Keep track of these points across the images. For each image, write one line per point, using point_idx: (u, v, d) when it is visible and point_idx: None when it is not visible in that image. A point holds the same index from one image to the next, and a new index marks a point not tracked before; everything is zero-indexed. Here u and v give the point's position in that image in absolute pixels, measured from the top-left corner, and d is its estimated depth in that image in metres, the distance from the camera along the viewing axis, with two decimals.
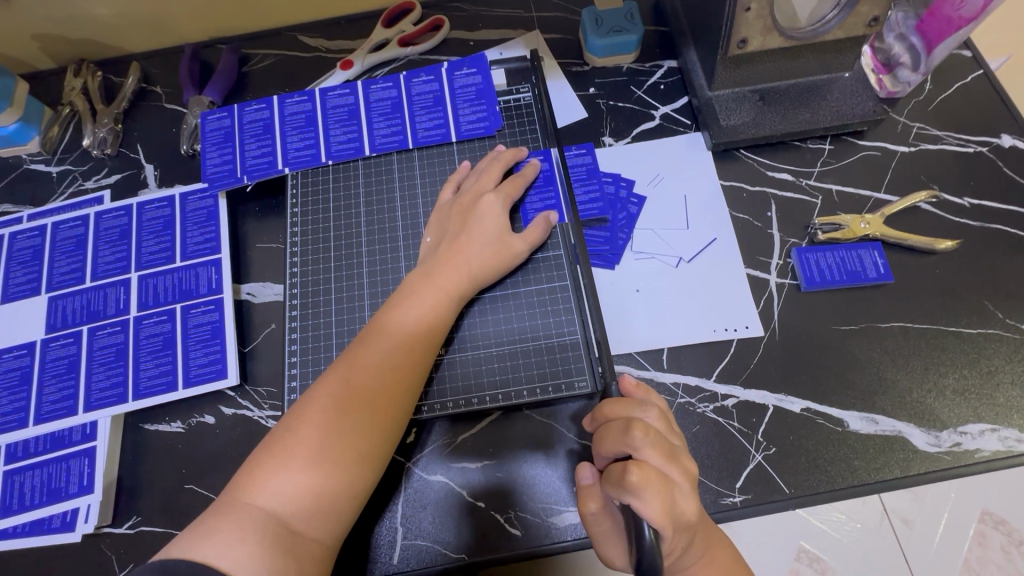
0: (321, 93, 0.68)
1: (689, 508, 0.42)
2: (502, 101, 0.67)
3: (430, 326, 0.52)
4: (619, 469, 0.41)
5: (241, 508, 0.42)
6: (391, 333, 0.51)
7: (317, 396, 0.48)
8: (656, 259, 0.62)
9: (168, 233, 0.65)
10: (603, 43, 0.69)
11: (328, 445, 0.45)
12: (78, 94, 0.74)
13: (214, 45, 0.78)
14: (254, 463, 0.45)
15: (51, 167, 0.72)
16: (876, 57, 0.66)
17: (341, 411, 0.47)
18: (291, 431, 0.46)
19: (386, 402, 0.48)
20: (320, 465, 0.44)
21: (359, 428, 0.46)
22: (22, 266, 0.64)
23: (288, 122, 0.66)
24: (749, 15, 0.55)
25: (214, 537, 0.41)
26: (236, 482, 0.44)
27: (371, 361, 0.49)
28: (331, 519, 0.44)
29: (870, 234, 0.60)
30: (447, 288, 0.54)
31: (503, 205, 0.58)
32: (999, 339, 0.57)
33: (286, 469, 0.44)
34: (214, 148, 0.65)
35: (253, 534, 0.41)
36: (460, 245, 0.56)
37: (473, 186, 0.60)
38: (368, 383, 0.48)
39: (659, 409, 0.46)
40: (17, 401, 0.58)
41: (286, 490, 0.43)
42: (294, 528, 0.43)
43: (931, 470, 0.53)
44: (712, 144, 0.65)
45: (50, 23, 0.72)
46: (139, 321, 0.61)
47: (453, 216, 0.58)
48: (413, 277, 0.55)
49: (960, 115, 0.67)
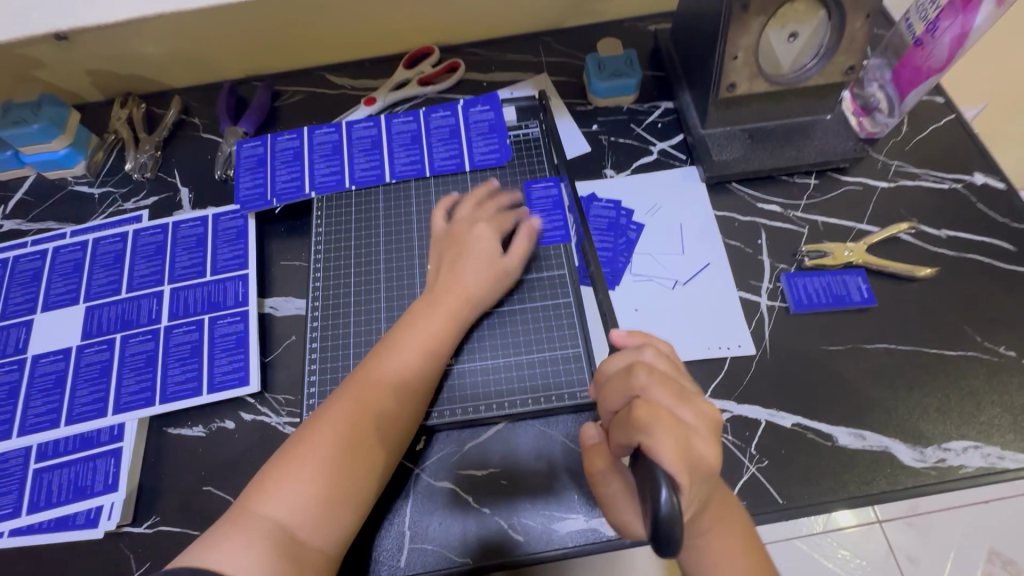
0: (346, 124, 0.74)
1: (708, 451, 0.41)
2: (512, 135, 0.73)
3: (435, 349, 0.56)
4: (628, 411, 0.42)
5: (250, 518, 0.46)
6: (398, 354, 0.55)
7: (328, 412, 0.52)
8: (653, 282, 0.66)
9: (200, 250, 0.69)
10: (605, 85, 0.76)
11: (335, 458, 0.49)
12: (123, 123, 0.81)
13: (250, 82, 0.86)
14: (263, 478, 0.48)
15: (93, 188, 0.78)
16: (856, 101, 0.73)
17: (347, 429, 0.50)
18: (302, 446, 0.49)
19: (391, 416, 0.52)
20: (325, 480, 0.48)
21: (365, 442, 0.50)
22: (63, 278, 0.69)
23: (317, 150, 0.72)
24: (737, 63, 0.62)
25: (225, 548, 0.44)
26: (246, 494, 0.48)
27: (380, 379, 0.53)
28: (335, 529, 0.47)
29: (853, 261, 0.65)
30: (452, 314, 0.58)
31: (494, 231, 0.63)
32: (978, 361, 0.60)
33: (292, 482, 0.47)
34: (248, 173, 0.71)
35: (261, 541, 0.44)
36: (463, 273, 0.60)
37: (464, 216, 0.65)
38: (374, 402, 0.52)
39: (658, 348, 0.47)
40: (51, 402, 0.61)
41: (291, 502, 0.47)
42: (299, 538, 0.46)
43: (917, 485, 0.55)
44: (706, 177, 0.71)
45: (104, 60, 0.80)
46: (169, 330, 0.65)
47: (448, 244, 0.63)
48: (421, 303, 0.59)
49: (935, 154, 0.73)
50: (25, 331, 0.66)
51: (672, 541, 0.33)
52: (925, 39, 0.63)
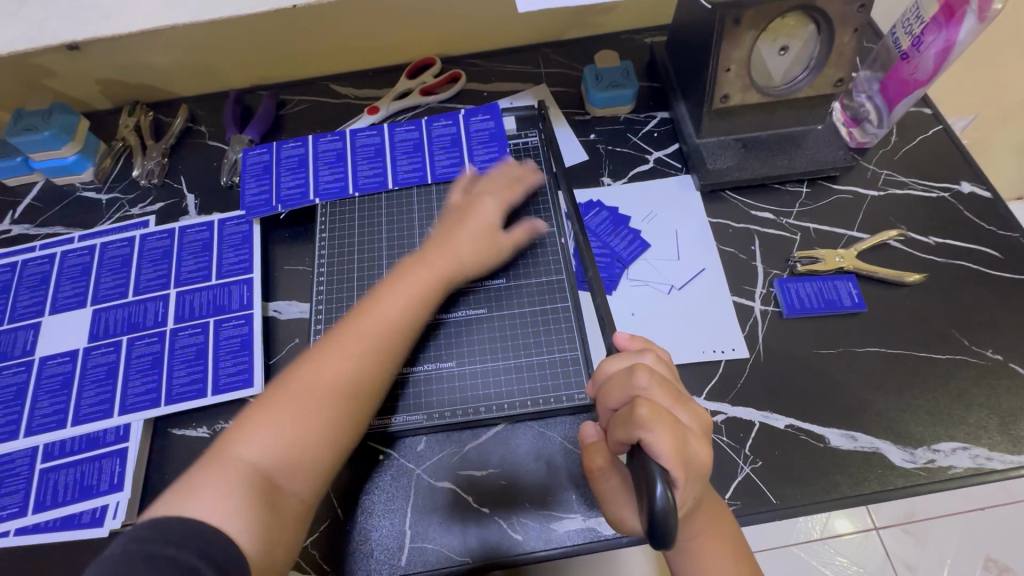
0: (350, 133, 0.76)
1: (701, 451, 0.43)
2: (512, 144, 0.75)
3: (415, 306, 0.57)
4: (628, 409, 0.43)
5: (228, 461, 0.46)
6: (377, 310, 0.56)
7: (308, 360, 0.53)
8: (649, 286, 0.68)
9: (206, 255, 0.71)
10: (603, 95, 0.78)
11: (313, 403, 0.50)
12: (131, 131, 0.82)
13: (255, 91, 0.88)
14: (241, 423, 0.49)
15: (101, 194, 0.79)
16: (846, 112, 0.74)
17: (325, 378, 0.51)
18: (282, 390, 0.51)
19: (369, 368, 0.53)
20: (303, 426, 0.49)
21: (342, 391, 0.51)
22: (70, 282, 0.70)
23: (321, 158, 0.74)
24: (729, 75, 0.65)
25: (202, 492, 0.44)
26: (223, 438, 0.49)
27: (360, 331, 0.54)
28: (312, 474, 0.49)
29: (844, 267, 0.66)
30: (435, 274, 0.60)
31: (499, 205, 0.66)
32: (967, 364, 0.61)
33: (270, 428, 0.49)
34: (253, 180, 0.73)
35: (237, 483, 0.45)
36: (453, 238, 0.63)
37: (478, 189, 0.68)
38: (353, 351, 0.53)
39: (657, 354, 0.48)
40: (58, 403, 0.63)
41: (268, 447, 0.48)
42: (276, 482, 0.47)
43: (907, 484, 0.56)
44: (701, 185, 0.72)
45: (113, 69, 0.82)
46: (175, 333, 0.66)
47: (453, 211, 0.66)
48: (406, 262, 0.61)
49: (923, 164, 0.75)
50: (33, 334, 0.67)
51: (667, 535, 0.35)
52: (910, 53, 0.65)
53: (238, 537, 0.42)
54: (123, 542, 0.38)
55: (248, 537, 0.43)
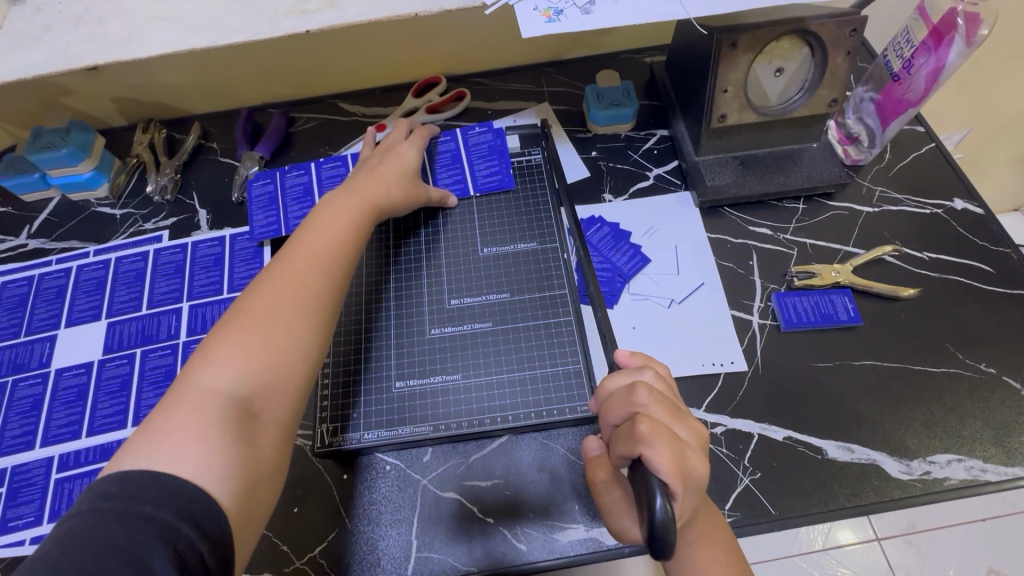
0: (352, 157, 0.78)
1: (699, 465, 0.44)
2: (516, 161, 0.78)
3: (353, 228, 0.59)
4: (629, 425, 0.44)
5: (194, 393, 0.44)
6: (315, 235, 0.57)
7: (256, 293, 0.51)
8: (650, 300, 0.69)
9: (218, 269, 0.73)
10: (604, 113, 0.80)
11: (271, 326, 0.49)
12: (145, 148, 0.85)
13: (266, 109, 0.90)
14: (200, 357, 0.47)
15: (115, 210, 0.81)
16: (840, 131, 0.77)
17: (282, 297, 0.51)
18: (234, 323, 0.49)
19: (321, 284, 0.53)
20: (267, 343, 0.48)
21: (299, 308, 0.51)
22: (86, 295, 0.72)
23: (325, 183, 0.76)
24: (727, 95, 0.67)
25: (172, 438, 0.42)
26: (178, 382, 0.46)
27: (302, 255, 0.55)
28: (286, 391, 0.48)
29: (840, 281, 0.68)
30: (367, 200, 0.62)
31: (416, 149, 0.71)
32: (961, 377, 0.63)
33: (231, 354, 0.47)
34: (261, 211, 0.75)
35: (209, 416, 0.43)
36: (380, 175, 0.65)
37: (388, 141, 0.72)
38: (302, 269, 0.54)
39: (656, 370, 0.50)
40: (73, 414, 0.64)
41: (232, 371, 0.46)
42: (254, 409, 0.46)
43: (904, 496, 0.58)
44: (700, 201, 0.74)
45: (129, 88, 0.84)
46: (188, 345, 0.68)
47: (375, 154, 0.69)
48: (335, 195, 0.62)
49: (917, 181, 0.77)
50: (49, 346, 0.69)
51: (667, 545, 0.36)
52: (902, 75, 0.67)
53: (217, 482, 0.41)
54: (92, 498, 0.37)
55: (232, 475, 0.42)
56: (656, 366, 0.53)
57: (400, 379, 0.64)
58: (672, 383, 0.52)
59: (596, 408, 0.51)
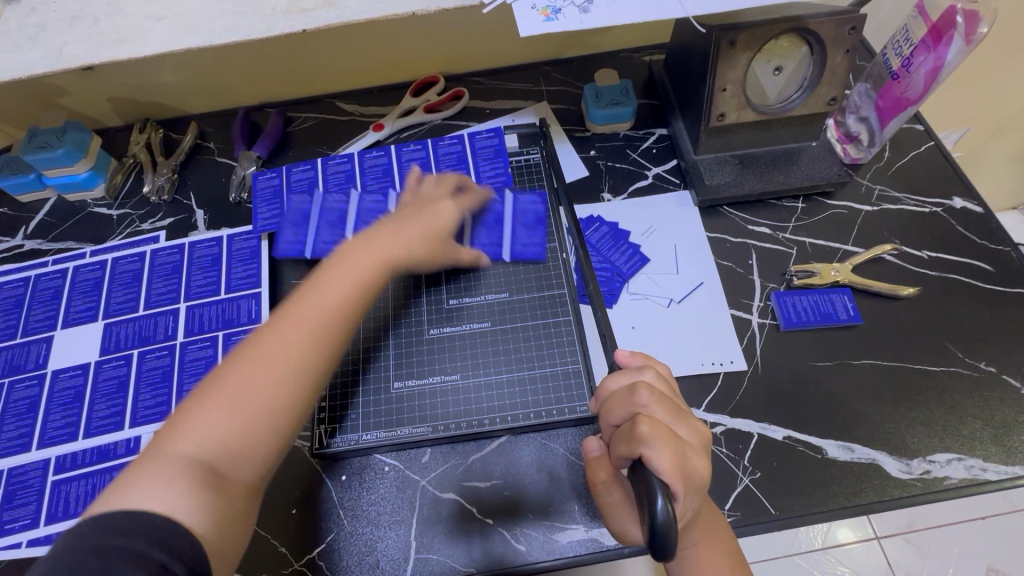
0: (396, 195, 0.74)
1: (700, 465, 0.44)
2: (515, 161, 0.77)
3: (363, 288, 0.52)
4: (629, 425, 0.44)
5: (169, 445, 0.42)
6: (327, 292, 0.50)
7: (252, 349, 0.47)
8: (649, 300, 0.69)
9: (215, 270, 0.73)
10: (602, 112, 0.80)
11: (255, 393, 0.45)
12: (142, 148, 0.84)
13: (263, 109, 0.90)
14: (184, 410, 0.45)
15: (112, 210, 0.81)
16: (838, 129, 0.77)
17: (272, 366, 0.46)
18: (224, 379, 0.45)
19: (311, 357, 0.47)
20: (246, 414, 0.44)
21: (283, 381, 0.46)
22: (82, 296, 0.72)
23: (363, 215, 0.72)
24: (725, 95, 0.66)
25: (146, 479, 0.40)
26: (163, 426, 0.44)
27: (304, 315, 0.48)
28: (255, 462, 0.45)
29: (839, 280, 0.68)
30: (386, 257, 0.54)
31: (457, 209, 0.62)
32: (960, 376, 0.63)
33: (210, 419, 0.43)
34: (292, 227, 0.72)
35: (174, 475, 0.41)
36: (406, 225, 0.58)
37: (430, 191, 0.64)
38: (299, 338, 0.47)
39: (657, 370, 0.50)
40: (70, 416, 0.64)
41: (208, 437, 0.43)
42: (219, 470, 0.43)
43: (904, 495, 0.57)
44: (698, 200, 0.74)
45: (126, 88, 0.84)
46: (185, 346, 0.67)
47: (409, 207, 0.61)
48: (354, 243, 0.55)
49: (916, 180, 0.76)
50: (45, 347, 0.68)
51: (668, 546, 0.36)
52: (901, 73, 0.67)
53: (184, 518, 0.39)
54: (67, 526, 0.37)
55: (197, 528, 0.39)
56: (657, 365, 0.53)
57: (398, 379, 0.63)
58: (673, 383, 0.52)
59: (597, 408, 0.51)
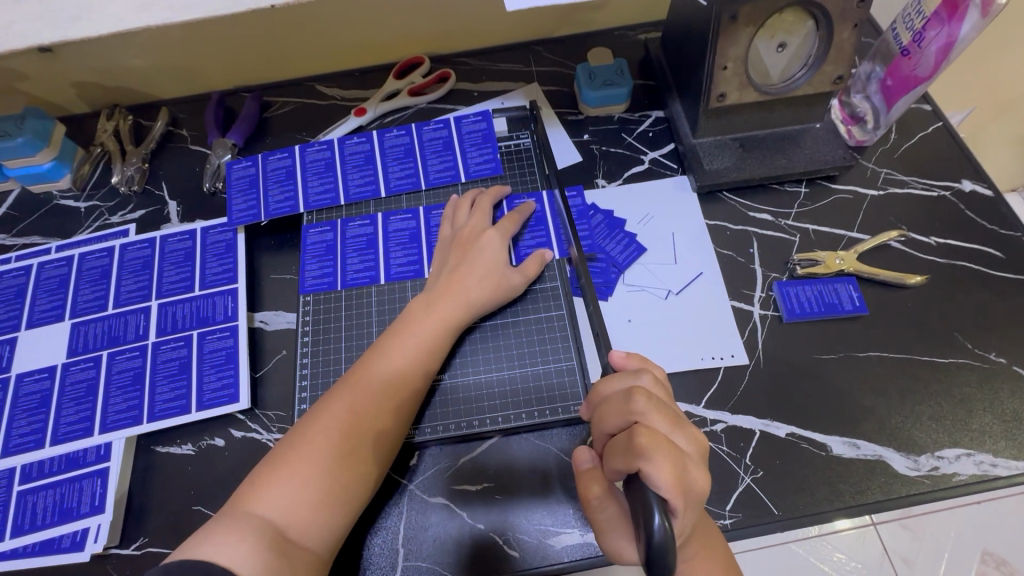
0: (426, 210, 0.69)
1: (701, 478, 0.41)
2: (504, 146, 0.73)
3: (427, 354, 0.56)
4: (625, 436, 0.40)
5: (246, 512, 0.46)
6: (391, 362, 0.55)
7: (328, 417, 0.51)
8: (646, 292, 0.66)
9: (188, 265, 0.69)
10: (596, 94, 0.76)
11: (331, 463, 0.49)
12: (110, 136, 0.79)
13: (239, 93, 0.85)
14: (260, 475, 0.48)
15: (79, 202, 0.76)
16: (843, 110, 0.73)
17: (344, 433, 0.50)
18: (295, 448, 0.49)
19: (381, 424, 0.52)
20: (322, 480, 0.48)
21: (358, 451, 0.50)
22: (48, 294, 0.68)
23: (393, 238, 0.68)
24: (726, 73, 0.62)
25: (220, 538, 0.43)
26: (238, 494, 0.47)
27: (371, 384, 0.53)
28: (326, 531, 0.47)
29: (845, 269, 0.65)
30: (445, 316, 0.58)
31: (502, 240, 0.63)
32: (970, 368, 0.60)
33: (289, 479, 0.47)
34: (317, 260, 0.68)
35: (253, 535, 0.44)
36: (459, 276, 0.60)
37: (469, 223, 0.64)
38: (369, 405, 0.52)
39: (654, 375, 0.47)
40: (35, 422, 0.60)
41: (287, 500, 0.47)
42: (291, 537, 0.45)
43: (911, 493, 0.55)
44: (697, 186, 0.71)
45: (90, 72, 0.79)
46: (157, 346, 0.64)
47: (454, 249, 0.63)
48: (414, 305, 0.59)
49: (924, 162, 0.73)
50: (9, 349, 0.65)
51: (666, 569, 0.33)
52: (912, 49, 0.63)
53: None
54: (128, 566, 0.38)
55: None
56: (653, 369, 0.49)
57: None
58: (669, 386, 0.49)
59: (590, 414, 0.48)
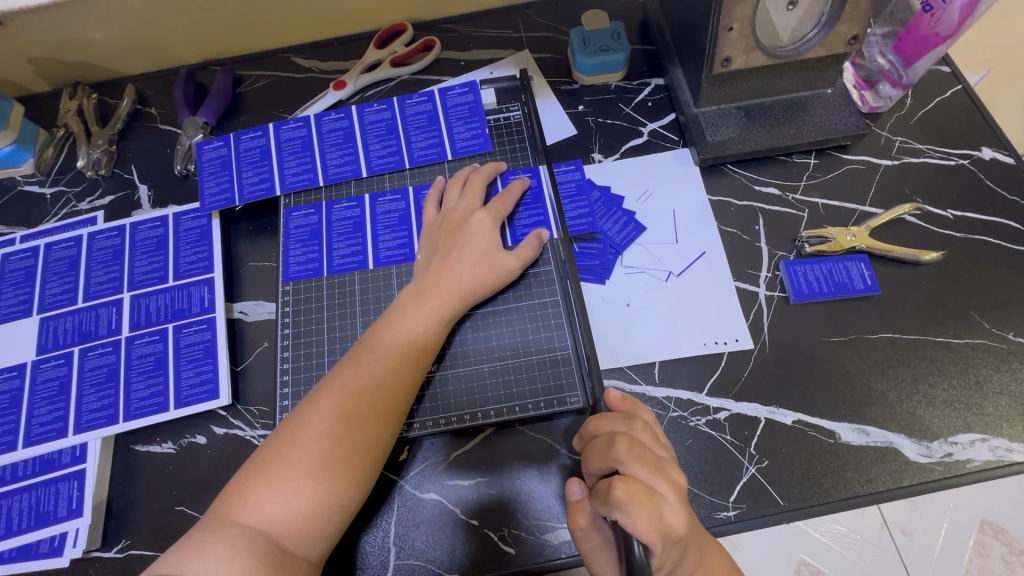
0: (414, 190, 0.65)
1: (680, 523, 0.41)
2: (492, 120, 0.69)
3: (421, 347, 0.53)
4: (605, 485, 0.41)
5: (232, 526, 0.43)
6: (381, 357, 0.51)
7: (315, 420, 0.48)
8: (646, 274, 0.62)
9: (161, 253, 0.65)
10: (591, 61, 0.71)
11: (321, 469, 0.46)
12: (73, 116, 0.74)
13: (209, 67, 0.79)
14: (244, 481, 0.46)
15: (44, 188, 0.72)
16: (857, 74, 0.67)
17: (333, 439, 0.47)
18: (282, 454, 0.46)
19: (373, 426, 0.48)
20: (315, 489, 0.45)
21: (351, 456, 0.47)
22: (13, 288, 0.65)
23: (381, 220, 0.64)
24: (732, 35, 0.57)
25: (208, 555, 0.41)
26: (224, 501, 0.45)
27: (362, 382, 0.50)
28: (321, 539, 0.45)
29: (856, 246, 0.61)
30: (439, 307, 0.54)
31: (495, 222, 0.59)
32: (987, 349, 0.57)
33: (279, 490, 0.45)
34: (300, 245, 0.64)
35: (244, 551, 0.42)
36: (451, 262, 0.56)
37: (458, 205, 0.60)
38: (362, 407, 0.49)
39: (643, 420, 0.47)
40: (7, 423, 0.58)
41: (278, 512, 0.44)
42: (285, 547, 0.44)
43: (922, 481, 0.53)
44: (700, 159, 0.66)
45: (47, 47, 0.73)
46: (131, 342, 0.61)
47: (443, 234, 0.59)
48: (405, 295, 0.56)
49: (941, 129, 0.69)
50: None
51: None
52: (934, 4, 0.57)
53: None
54: None
55: None
56: (642, 412, 0.50)
57: None
58: (658, 430, 0.49)
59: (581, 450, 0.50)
